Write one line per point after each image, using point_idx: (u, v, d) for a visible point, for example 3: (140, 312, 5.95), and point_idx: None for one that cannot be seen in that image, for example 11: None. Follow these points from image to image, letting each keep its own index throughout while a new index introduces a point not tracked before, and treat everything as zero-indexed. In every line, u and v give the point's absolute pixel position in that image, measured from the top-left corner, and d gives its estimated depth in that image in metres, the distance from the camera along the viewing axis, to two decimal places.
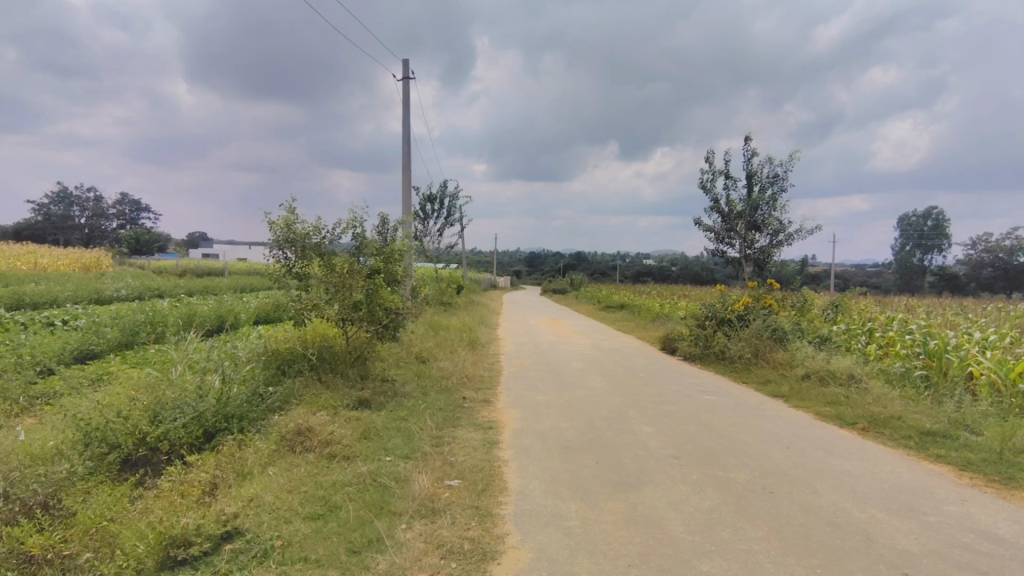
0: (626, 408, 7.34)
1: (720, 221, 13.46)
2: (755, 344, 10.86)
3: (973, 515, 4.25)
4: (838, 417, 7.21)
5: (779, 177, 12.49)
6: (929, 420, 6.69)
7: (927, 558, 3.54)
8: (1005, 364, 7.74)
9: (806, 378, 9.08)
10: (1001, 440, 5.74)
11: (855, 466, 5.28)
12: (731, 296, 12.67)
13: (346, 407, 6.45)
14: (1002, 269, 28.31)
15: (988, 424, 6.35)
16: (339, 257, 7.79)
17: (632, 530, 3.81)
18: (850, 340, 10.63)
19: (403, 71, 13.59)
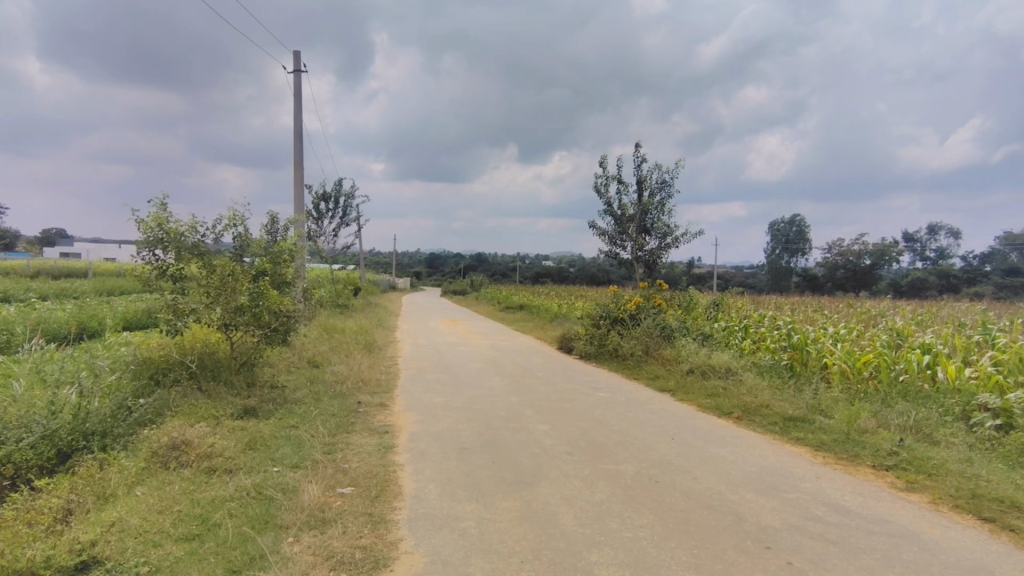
0: (524, 406, 7.49)
1: (613, 224, 14.08)
2: (645, 342, 11.48)
3: (826, 491, 4.75)
4: (716, 407, 7.81)
5: (666, 183, 13.30)
6: (792, 406, 7.42)
7: (787, 532, 3.92)
8: (853, 354, 8.76)
9: (690, 372, 9.71)
10: (849, 422, 6.49)
11: (729, 452, 5.74)
12: (623, 296, 13.29)
13: (228, 417, 6.04)
14: (853, 270, 31.87)
15: (839, 408, 7.15)
16: (221, 258, 7.30)
17: (525, 527, 3.89)
18: (727, 337, 11.53)
19: (294, 63, 13.02)
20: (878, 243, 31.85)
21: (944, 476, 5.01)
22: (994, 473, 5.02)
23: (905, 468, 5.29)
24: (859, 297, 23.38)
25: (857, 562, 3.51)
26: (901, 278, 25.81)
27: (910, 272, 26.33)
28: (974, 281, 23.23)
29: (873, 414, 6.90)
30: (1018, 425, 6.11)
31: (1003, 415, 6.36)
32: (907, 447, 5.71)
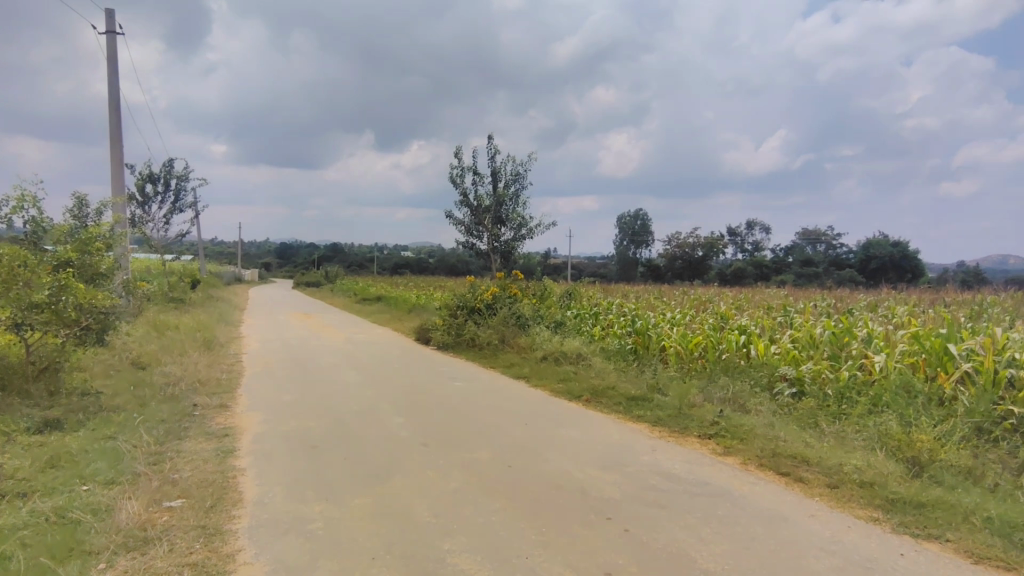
0: (380, 400, 7.31)
1: (469, 215, 14.20)
2: (501, 331, 11.78)
3: (660, 461, 5.23)
4: (567, 391, 8.24)
5: (521, 175, 13.68)
6: (633, 387, 8.06)
7: (625, 502, 4.25)
8: (686, 337, 9.72)
9: (543, 359, 10.13)
10: (680, 399, 7.20)
11: (577, 433, 6.08)
12: (481, 286, 13.48)
13: (23, 432, 5.17)
14: (687, 261, 35.28)
15: (672, 386, 7.90)
16: (10, 246, 6.20)
17: (377, 523, 3.80)
18: (578, 324, 12.21)
19: (108, 23, 11.39)
20: (707, 236, 35.57)
21: (753, 440, 5.75)
22: (790, 434, 5.87)
23: (724, 435, 5.99)
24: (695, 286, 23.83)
25: (683, 523, 3.91)
26: (725, 268, 29.06)
27: (732, 262, 29.76)
28: (781, 270, 26.83)
29: (699, 389, 7.73)
30: (808, 392, 7.20)
31: (798, 384, 7.45)
32: (725, 416, 6.47)
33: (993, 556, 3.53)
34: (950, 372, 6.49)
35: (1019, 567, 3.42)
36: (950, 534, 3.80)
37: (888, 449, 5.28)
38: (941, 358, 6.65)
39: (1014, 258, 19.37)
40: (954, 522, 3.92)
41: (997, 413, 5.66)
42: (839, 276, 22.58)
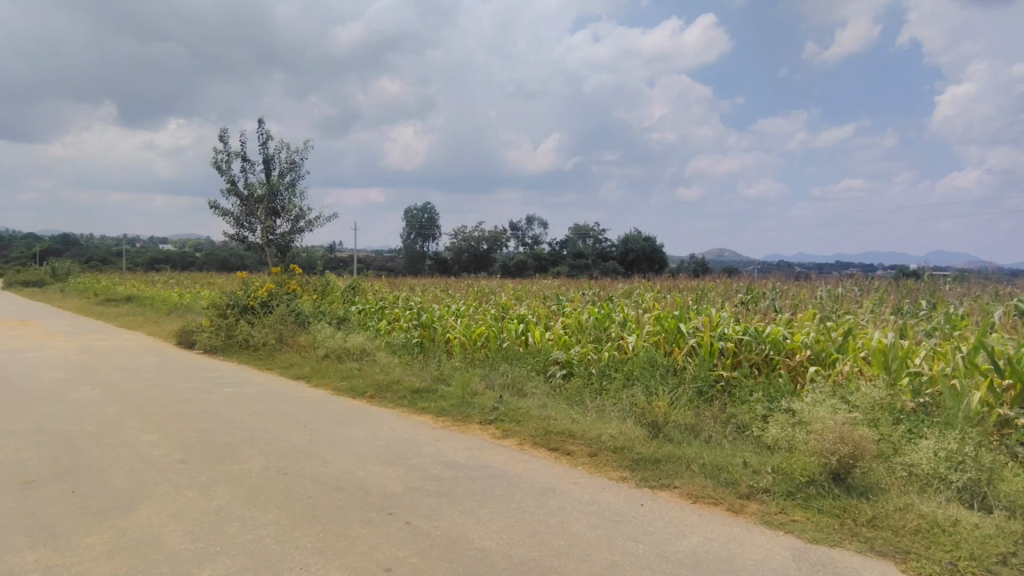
0: (125, 417, 6.26)
1: (238, 205, 12.90)
2: (279, 330, 10.94)
3: (442, 450, 5.35)
4: (351, 389, 7.98)
5: (297, 165, 12.84)
6: (418, 379, 8.13)
7: (407, 494, 4.27)
8: (469, 328, 10.12)
9: (326, 357, 9.66)
10: (463, 388, 7.46)
11: (360, 431, 5.93)
12: (254, 283, 12.42)
13: None
14: (473, 254, 36.66)
15: (456, 376, 8.16)
16: None
17: (117, 562, 3.24)
18: (364, 319, 11.91)
19: None
20: (491, 230, 37.36)
21: (526, 420, 6.21)
22: (559, 412, 6.47)
23: (502, 419, 6.36)
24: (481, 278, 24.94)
25: (462, 507, 4.05)
26: (508, 261, 30.87)
27: (514, 254, 31.73)
28: (556, 262, 29.35)
29: (480, 377, 8.12)
30: (575, 372, 8.05)
31: (567, 365, 8.27)
32: (503, 401, 6.89)
33: (705, 495, 4.33)
34: (681, 347, 7.77)
35: (722, 500, 4.25)
36: (677, 482, 4.56)
37: (635, 417, 6.14)
38: (674, 336, 7.91)
39: (728, 250, 23.92)
40: (680, 471, 4.72)
41: (712, 377, 6.95)
42: (603, 268, 25.57)
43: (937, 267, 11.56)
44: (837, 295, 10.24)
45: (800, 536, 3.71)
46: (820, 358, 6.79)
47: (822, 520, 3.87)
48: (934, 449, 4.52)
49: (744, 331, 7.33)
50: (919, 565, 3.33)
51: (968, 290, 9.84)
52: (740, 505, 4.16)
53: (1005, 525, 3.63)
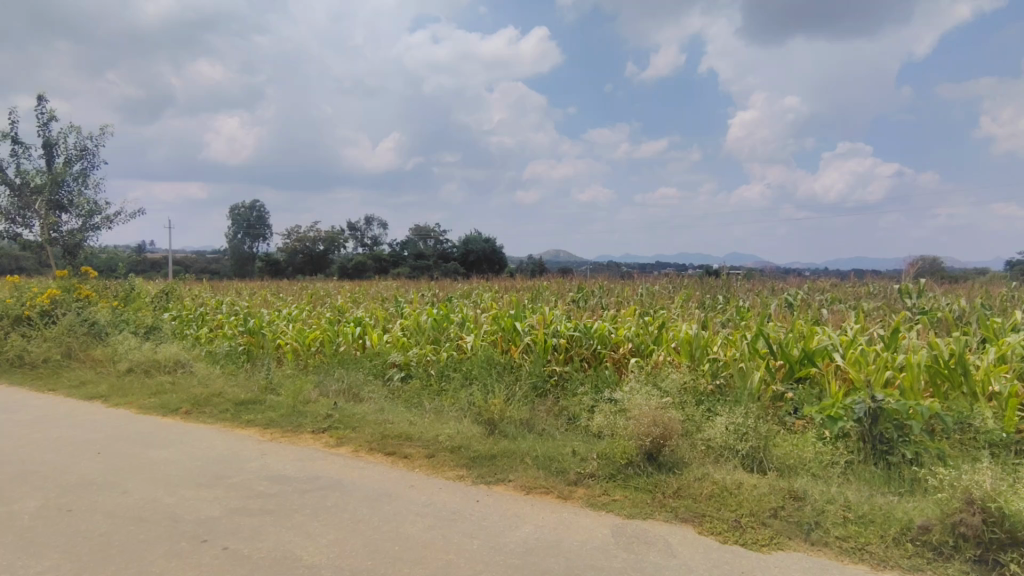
0: None
1: (8, 197, 10.82)
2: (67, 343, 9.36)
3: (268, 465, 4.97)
4: (161, 406, 7.08)
5: (88, 152, 11.11)
6: (243, 390, 7.47)
7: (226, 517, 3.90)
8: (302, 333, 9.55)
9: (129, 372, 8.48)
10: (294, 397, 7.01)
11: (170, 452, 5.29)
12: (31, 289, 10.56)
13: None
14: (309, 255, 34.66)
15: (287, 384, 7.64)
16: None
17: None
18: (179, 327, 10.67)
19: None
20: (328, 230, 35.62)
21: (363, 426, 6.01)
22: (397, 415, 6.36)
23: (337, 426, 6.09)
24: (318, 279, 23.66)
25: (289, 524, 3.81)
26: (347, 261, 29.69)
27: (354, 255, 30.63)
28: (398, 263, 28.84)
29: (314, 384, 7.69)
30: (415, 374, 7.97)
31: (406, 368, 8.16)
32: (339, 408, 6.60)
33: (537, 485, 4.55)
34: (517, 344, 8.08)
35: (553, 488, 4.50)
36: (511, 475, 4.74)
37: (474, 415, 6.26)
38: (510, 334, 8.20)
39: (563, 252, 25.40)
40: (515, 464, 4.91)
41: (546, 372, 7.34)
42: (445, 269, 25.67)
43: (732, 266, 13.35)
44: (653, 292, 11.37)
45: (619, 513, 4.06)
46: (639, 350, 7.49)
47: (636, 497, 4.27)
48: (727, 424, 5.23)
49: (574, 328, 7.83)
50: (713, 526, 3.82)
51: (753, 287, 11.51)
52: (568, 491, 4.44)
53: (777, 483, 4.31)
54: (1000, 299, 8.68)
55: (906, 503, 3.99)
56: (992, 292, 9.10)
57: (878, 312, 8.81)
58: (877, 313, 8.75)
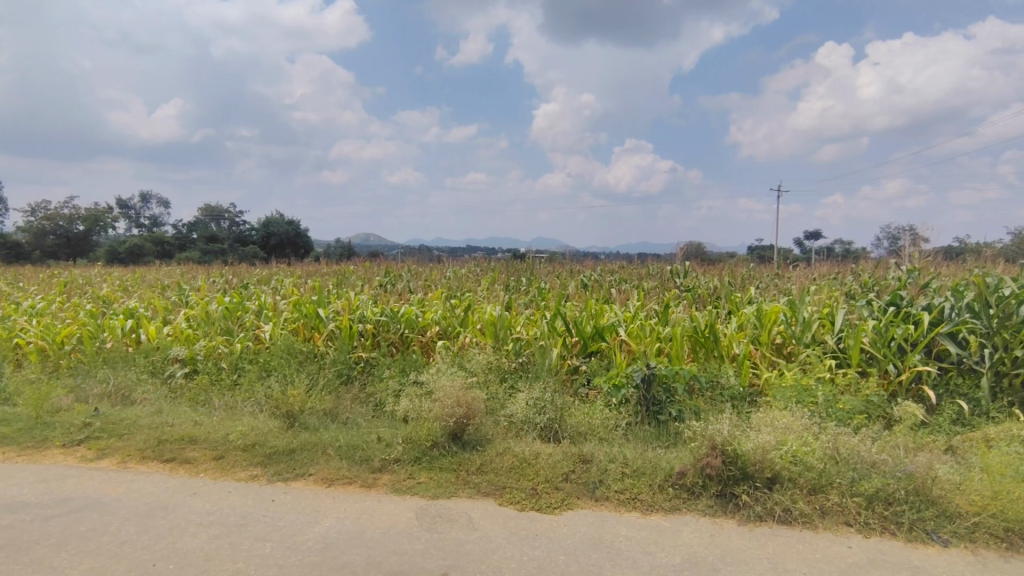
0: None
1: None
2: None
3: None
4: None
5: None
6: None
7: None
8: (50, 329, 7.96)
9: None
10: (37, 406, 5.82)
11: None
12: None
13: None
14: (64, 237, 28.96)
15: (27, 392, 6.31)
16: None
17: None
18: None
19: None
20: (91, 208, 30.07)
21: (133, 433, 5.21)
22: (178, 417, 5.64)
23: (98, 436, 5.19)
24: (78, 265, 19.93)
25: (28, 559, 3.16)
26: (116, 244, 25.44)
27: (125, 238, 26.39)
28: (183, 246, 25.53)
29: (67, 390, 6.47)
30: (201, 369, 7.12)
31: (189, 363, 7.25)
32: (101, 415, 5.64)
33: (340, 476, 4.38)
34: (320, 332, 7.66)
35: (357, 478, 4.37)
36: (312, 469, 4.49)
37: (270, 409, 5.81)
38: (313, 320, 7.75)
39: (373, 236, 24.75)
40: (316, 457, 4.66)
41: (352, 359, 7.08)
42: (243, 252, 23.37)
43: (536, 250, 14.23)
44: (461, 275, 11.60)
45: (424, 495, 4.08)
46: (446, 333, 7.61)
47: (441, 477, 4.34)
48: (527, 399, 5.56)
49: (381, 313, 7.67)
50: (512, 496, 4.03)
51: (553, 269, 12.38)
52: (372, 479, 4.35)
53: (568, 449, 4.70)
54: (742, 277, 10.48)
55: (670, 455, 4.64)
56: (737, 272, 10.94)
57: (653, 290, 10.06)
58: (653, 291, 9.99)
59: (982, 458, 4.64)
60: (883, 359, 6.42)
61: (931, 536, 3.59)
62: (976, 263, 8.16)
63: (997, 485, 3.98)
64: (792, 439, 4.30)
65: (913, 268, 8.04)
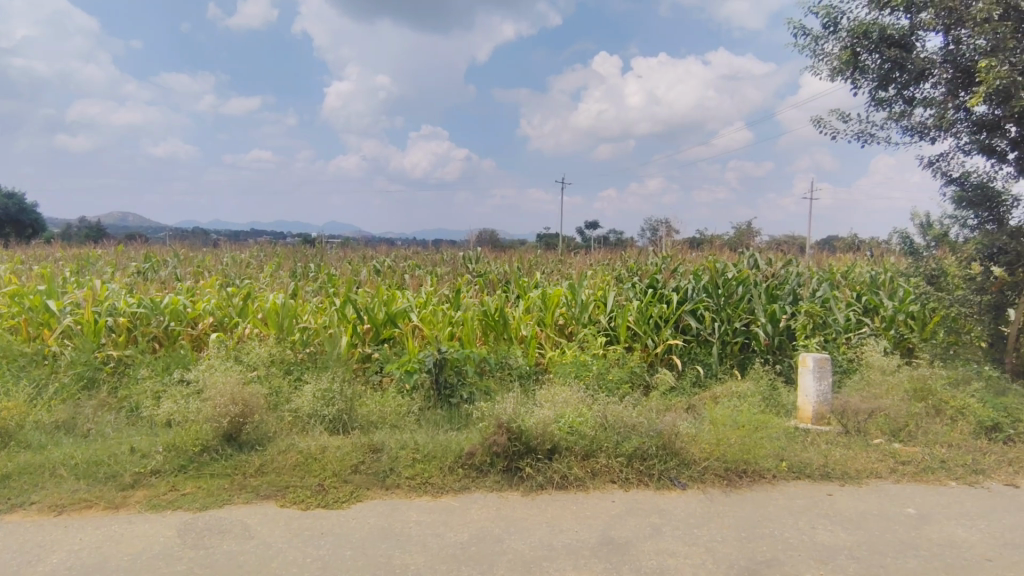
0: None
1: None
2: None
3: None
4: None
5: None
6: None
7: None
8: None
9: None
10: None
11: None
12: None
13: None
14: None
15: None
16: None
17: None
18: None
19: None
20: None
21: None
22: None
23: None
24: None
25: None
26: None
27: None
28: None
29: None
30: None
31: None
32: None
33: (77, 500, 3.67)
34: (53, 328, 6.34)
35: (100, 498, 3.70)
36: (35, 496, 3.68)
37: None
38: (42, 315, 6.37)
39: (133, 215, 21.21)
40: (42, 482, 3.84)
41: (98, 359, 5.98)
42: None
43: (328, 235, 13.54)
44: (240, 261, 10.52)
45: (188, 508, 3.61)
46: (221, 324, 6.83)
47: (212, 485, 3.88)
48: (314, 391, 5.26)
49: (138, 304, 6.61)
50: (294, 496, 3.77)
51: (345, 254, 11.88)
52: (121, 498, 3.72)
53: (358, 440, 4.56)
54: (529, 263, 11.22)
55: (460, 436, 4.77)
56: (524, 258, 11.67)
57: (447, 276, 10.25)
58: (447, 277, 10.18)
59: (711, 412, 5.62)
60: (643, 335, 7.42)
61: (674, 482, 4.25)
62: (710, 251, 9.84)
63: (721, 433, 4.85)
64: (568, 411, 4.72)
65: (666, 256, 9.40)
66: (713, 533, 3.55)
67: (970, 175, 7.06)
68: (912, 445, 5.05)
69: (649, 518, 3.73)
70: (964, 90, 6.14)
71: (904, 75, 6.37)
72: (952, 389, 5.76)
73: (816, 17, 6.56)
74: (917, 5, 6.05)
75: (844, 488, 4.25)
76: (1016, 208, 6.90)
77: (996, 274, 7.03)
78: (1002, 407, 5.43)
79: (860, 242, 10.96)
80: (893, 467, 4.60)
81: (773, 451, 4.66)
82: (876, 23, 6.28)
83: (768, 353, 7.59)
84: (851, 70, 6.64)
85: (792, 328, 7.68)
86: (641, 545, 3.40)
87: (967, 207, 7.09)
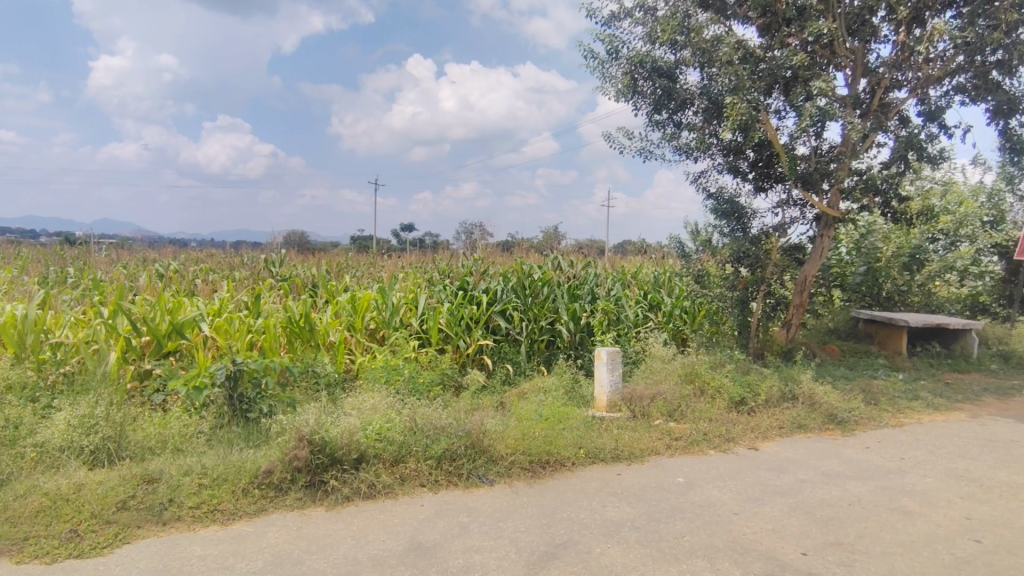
0: None
1: None
2: None
3: None
4: None
5: None
6: None
7: None
8: None
9: None
10: None
11: None
12: None
13: None
14: None
15: None
16: None
17: None
18: None
19: None
20: None
21: None
22: None
23: None
24: None
25: None
26: None
27: None
28: None
29: None
30: None
31: None
32: None
33: None
34: None
35: None
36: None
37: None
38: None
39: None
40: None
41: None
42: None
43: (95, 236, 11.58)
44: None
45: None
46: None
47: None
48: (69, 418, 4.42)
49: None
50: (36, 548, 3.13)
51: (118, 257, 10.26)
52: None
53: (127, 472, 3.94)
54: (339, 266, 10.75)
55: (256, 454, 4.37)
56: (334, 261, 11.16)
57: (245, 281, 9.37)
58: (245, 282, 9.31)
59: (516, 409, 5.91)
60: (455, 337, 7.53)
61: (482, 479, 4.37)
62: (518, 254, 10.35)
63: (525, 427, 5.11)
64: (376, 418, 4.60)
65: (477, 259, 9.68)
66: (516, 524, 3.72)
67: (722, 191, 8.40)
68: (683, 423, 5.83)
69: (457, 518, 3.79)
70: (715, 118, 7.28)
71: (672, 102, 7.35)
72: (712, 372, 6.77)
73: (601, 43, 7.26)
74: (680, 42, 7.02)
75: (630, 467, 4.75)
76: (754, 217, 8.37)
77: (742, 274, 8.45)
78: (748, 384, 6.52)
79: (644, 246, 12.41)
80: (669, 443, 5.26)
81: (571, 440, 5.04)
82: (650, 54, 7.16)
83: (570, 349, 8.21)
84: (631, 94, 7.48)
85: (590, 324, 8.41)
86: (449, 546, 3.43)
87: (721, 217, 8.42)
